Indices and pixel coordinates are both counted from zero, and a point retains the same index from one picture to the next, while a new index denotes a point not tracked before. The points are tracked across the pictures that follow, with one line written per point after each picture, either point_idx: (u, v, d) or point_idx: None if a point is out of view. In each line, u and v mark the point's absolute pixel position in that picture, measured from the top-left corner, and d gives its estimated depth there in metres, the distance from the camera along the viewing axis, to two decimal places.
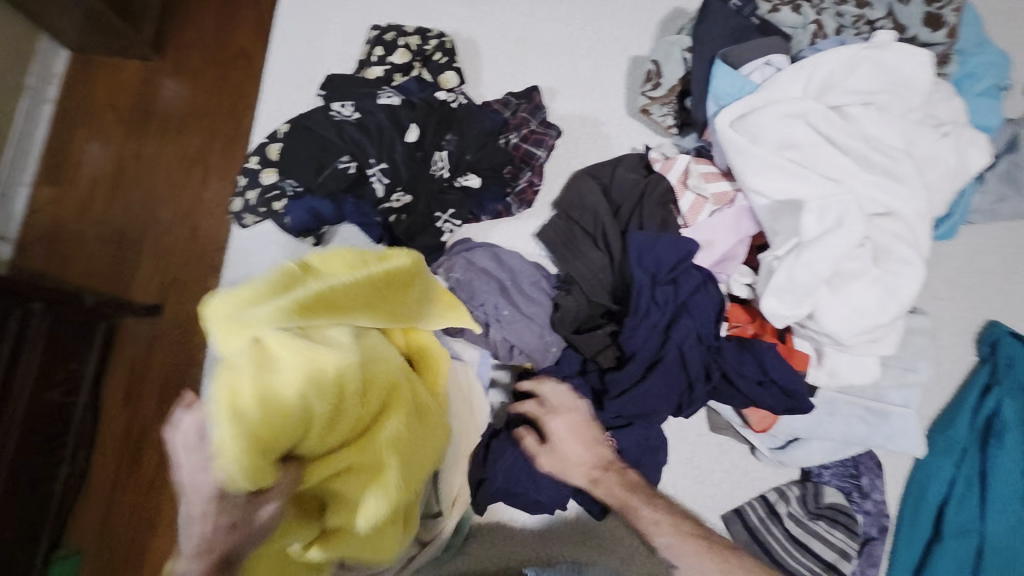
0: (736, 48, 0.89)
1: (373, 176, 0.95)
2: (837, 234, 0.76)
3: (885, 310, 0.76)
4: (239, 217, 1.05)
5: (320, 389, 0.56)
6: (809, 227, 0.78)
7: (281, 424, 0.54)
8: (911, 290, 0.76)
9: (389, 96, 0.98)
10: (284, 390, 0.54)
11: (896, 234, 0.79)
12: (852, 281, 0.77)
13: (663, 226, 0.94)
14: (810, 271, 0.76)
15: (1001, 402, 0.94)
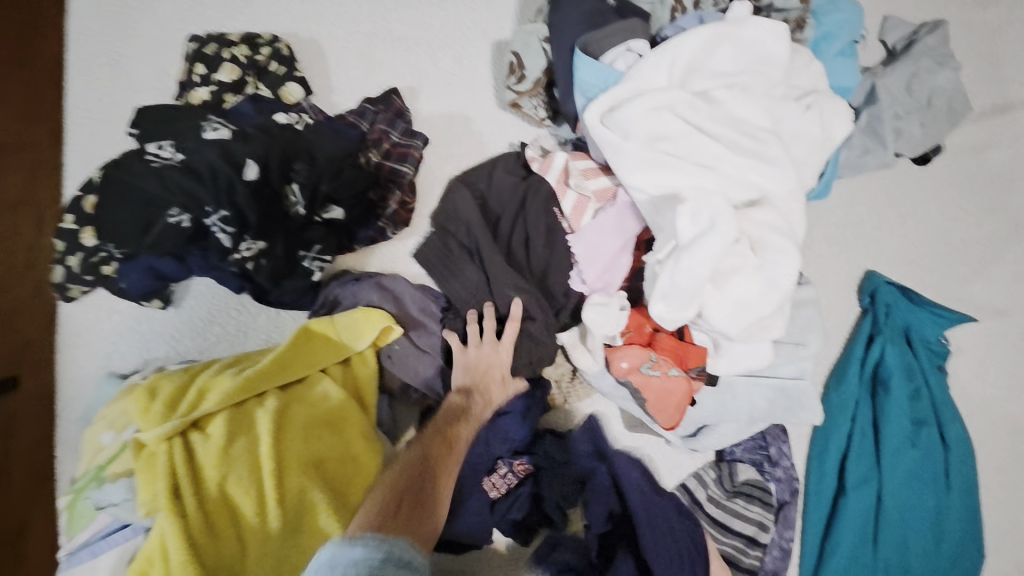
0: (595, 35, 0.83)
1: (214, 226, 0.81)
2: (715, 234, 0.71)
3: (767, 301, 0.76)
4: (61, 289, 0.87)
5: (232, 464, 0.69)
6: (683, 228, 0.73)
7: (211, 503, 0.67)
8: (790, 278, 0.75)
9: (216, 127, 0.83)
10: (203, 474, 0.68)
11: (770, 224, 0.77)
12: (734, 277, 0.75)
13: (550, 233, 0.90)
14: (692, 275, 0.73)
15: (884, 351, 1.00)
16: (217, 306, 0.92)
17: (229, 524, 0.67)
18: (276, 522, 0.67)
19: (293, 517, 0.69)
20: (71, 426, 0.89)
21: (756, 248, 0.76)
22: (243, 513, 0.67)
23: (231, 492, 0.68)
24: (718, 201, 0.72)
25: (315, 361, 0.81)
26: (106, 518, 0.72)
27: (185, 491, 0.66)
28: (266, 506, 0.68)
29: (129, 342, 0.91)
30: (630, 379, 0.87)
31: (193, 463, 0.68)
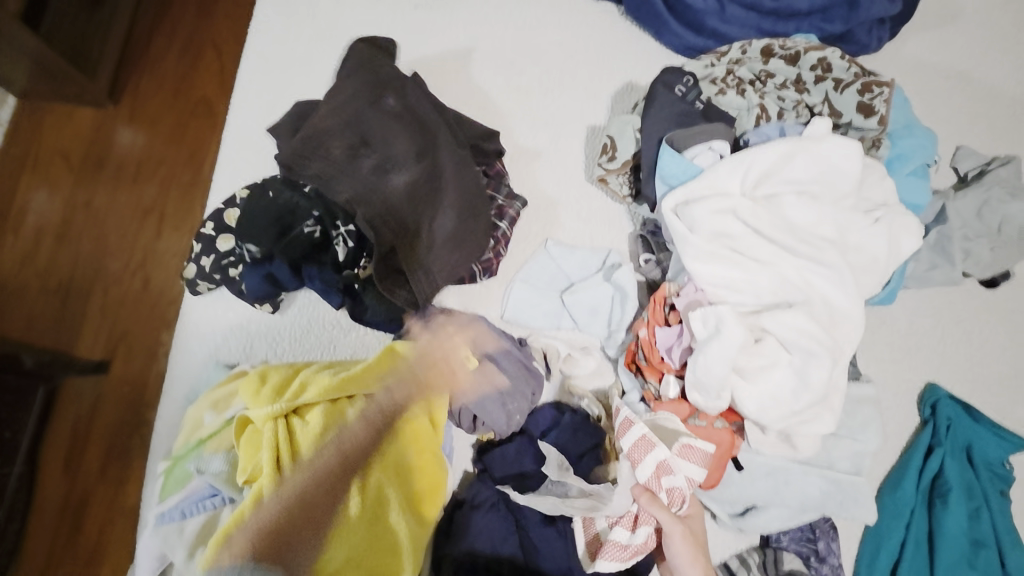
0: (681, 133, 0.94)
1: (339, 238, 0.97)
2: (722, 339, 0.80)
3: (799, 399, 0.81)
4: (192, 283, 1.01)
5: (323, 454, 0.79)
6: (697, 329, 0.82)
7: (303, 489, 0.76)
8: (820, 381, 0.80)
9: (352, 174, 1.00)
10: (303, 460, 0.78)
11: (802, 330, 0.81)
12: (762, 371, 0.82)
13: (623, 295, 1.02)
14: (713, 371, 0.82)
15: (943, 463, 0.99)
16: (317, 316, 1.02)
17: (316, 505, 0.77)
18: (355, 510, 0.78)
19: (370, 510, 0.79)
20: (171, 407, 0.97)
21: (786, 346, 0.82)
22: (328, 498, 0.77)
23: (316, 484, 0.77)
24: (723, 308, 0.81)
25: (392, 372, 0.88)
26: (202, 483, 0.81)
27: (285, 469, 0.76)
28: (349, 495, 0.79)
29: (237, 338, 1.00)
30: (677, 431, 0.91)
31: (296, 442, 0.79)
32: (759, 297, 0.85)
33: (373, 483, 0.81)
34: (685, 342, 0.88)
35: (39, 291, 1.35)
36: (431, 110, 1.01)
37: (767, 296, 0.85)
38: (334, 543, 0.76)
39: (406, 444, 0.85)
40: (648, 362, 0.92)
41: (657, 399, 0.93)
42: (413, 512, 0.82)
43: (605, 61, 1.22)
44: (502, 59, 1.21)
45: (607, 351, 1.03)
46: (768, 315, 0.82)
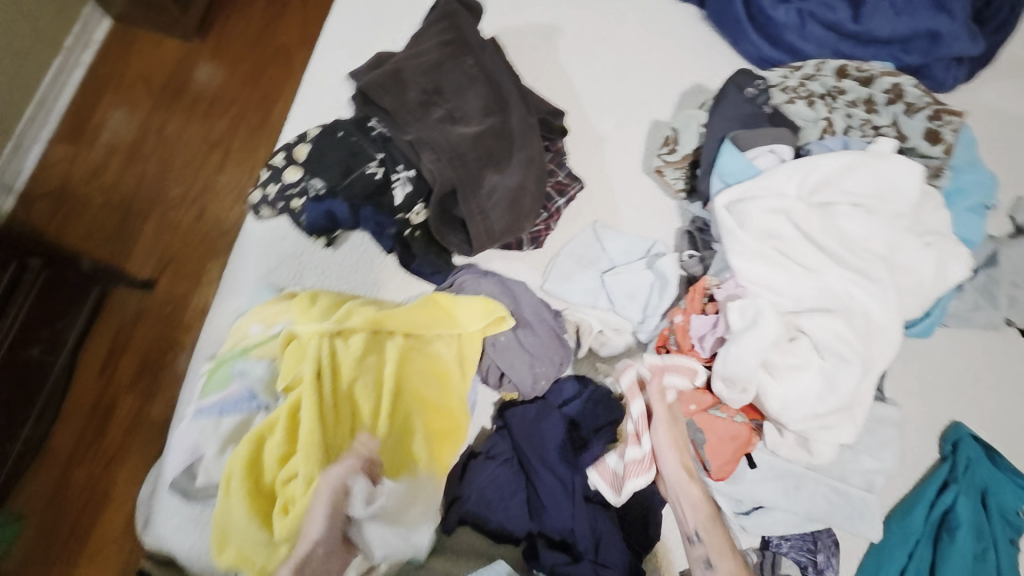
0: (745, 132, 0.95)
1: (397, 182, 1.00)
2: (757, 331, 0.83)
3: (823, 402, 0.83)
4: (255, 208, 1.05)
5: (361, 374, 0.82)
6: (733, 320, 0.85)
7: (339, 402, 0.80)
8: (848, 387, 0.82)
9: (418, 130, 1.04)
10: (342, 376, 0.81)
11: (836, 334, 0.83)
12: (790, 371, 0.84)
13: (663, 279, 1.05)
14: (741, 362, 0.84)
15: (956, 500, 0.99)
16: (366, 258, 1.07)
17: (348, 417, 0.81)
18: (384, 434, 0.81)
19: (392, 437, 0.83)
20: (217, 320, 1.01)
21: (819, 349, 0.84)
22: (360, 417, 0.81)
23: (351, 400, 0.82)
24: (763, 302, 0.84)
25: (433, 313, 0.92)
26: (238, 387, 0.86)
27: (325, 381, 0.79)
28: (379, 418, 0.82)
29: (288, 266, 1.05)
30: (695, 418, 0.93)
31: (338, 356, 0.82)
32: (799, 301, 0.86)
33: (398, 414, 0.84)
34: (719, 333, 0.90)
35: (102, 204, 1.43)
36: (508, 83, 1.04)
37: (807, 300, 0.86)
38: (356, 461, 0.79)
39: (435, 384, 0.88)
40: (678, 348, 0.95)
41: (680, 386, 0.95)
42: (431, 448, 0.85)
43: (679, 60, 1.24)
44: (580, 44, 1.24)
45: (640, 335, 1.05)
46: (807, 316, 0.85)
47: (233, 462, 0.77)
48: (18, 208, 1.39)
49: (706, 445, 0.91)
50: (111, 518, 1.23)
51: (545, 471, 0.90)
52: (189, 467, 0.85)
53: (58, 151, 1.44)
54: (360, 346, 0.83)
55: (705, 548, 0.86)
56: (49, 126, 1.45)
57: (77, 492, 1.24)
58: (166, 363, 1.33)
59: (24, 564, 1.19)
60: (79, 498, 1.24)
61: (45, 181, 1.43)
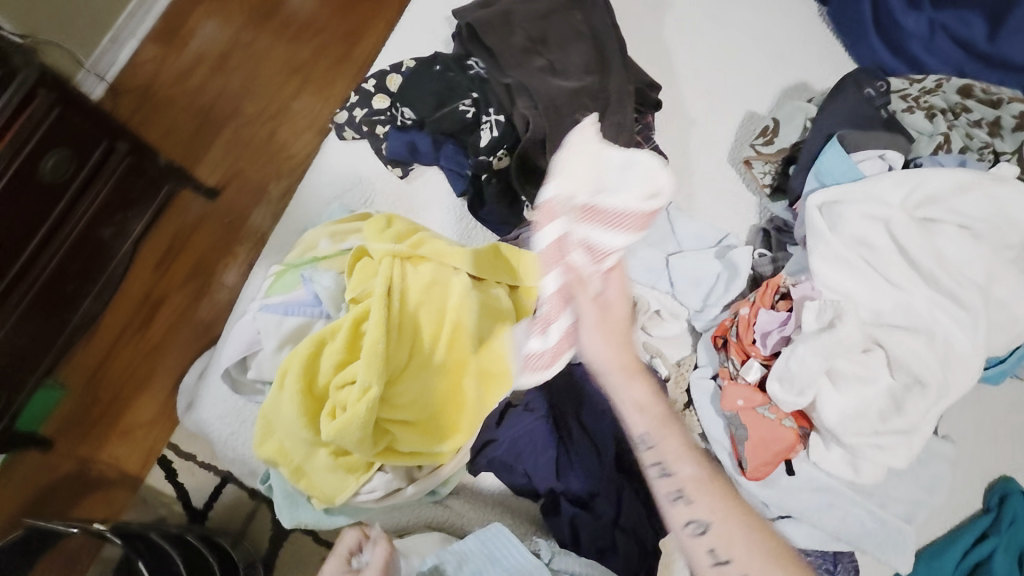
0: (855, 134, 0.93)
1: (486, 124, 0.99)
2: (832, 334, 0.80)
3: (886, 420, 0.81)
4: (340, 128, 1.07)
5: (427, 300, 0.84)
6: (809, 320, 0.83)
7: (401, 322, 0.82)
8: (915, 409, 0.79)
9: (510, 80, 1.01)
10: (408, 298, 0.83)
11: (914, 353, 0.81)
12: (856, 382, 0.81)
13: (733, 271, 1.01)
14: (808, 365, 0.81)
15: (993, 552, 0.95)
16: (437, 195, 1.06)
17: (409, 338, 0.82)
18: (440, 361, 0.82)
19: (446, 369, 0.83)
20: (287, 230, 1.04)
21: (893, 367, 0.81)
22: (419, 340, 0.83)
23: (414, 322, 0.83)
24: (845, 307, 0.82)
25: (503, 259, 0.91)
26: (303, 292, 0.88)
27: (391, 299, 0.81)
28: (438, 343, 0.83)
29: (362, 190, 1.06)
30: (741, 415, 0.90)
31: (409, 277, 0.84)
32: (880, 314, 0.84)
33: (455, 346, 0.83)
34: (787, 331, 0.87)
35: (182, 108, 1.46)
36: (613, 46, 1.02)
37: (887, 315, 0.84)
38: (409, 381, 0.82)
39: (496, 325, 0.87)
40: (737, 340, 0.92)
41: (731, 378, 0.92)
42: (482, 386, 0.85)
43: (788, 54, 1.18)
44: (688, 22, 1.20)
45: (694, 324, 1.03)
46: (887, 331, 0.82)
47: (290, 359, 0.79)
48: (106, 97, 1.43)
49: (747, 442, 0.89)
50: (145, 404, 1.28)
51: (579, 434, 0.90)
52: (244, 359, 0.89)
53: (149, 50, 1.48)
54: (428, 274, 0.84)
55: (711, 537, 0.68)
56: (147, 25, 1.48)
57: (118, 375, 1.30)
58: (216, 271, 1.37)
59: (60, 430, 1.26)
60: (120, 380, 1.29)
61: (134, 77, 1.46)
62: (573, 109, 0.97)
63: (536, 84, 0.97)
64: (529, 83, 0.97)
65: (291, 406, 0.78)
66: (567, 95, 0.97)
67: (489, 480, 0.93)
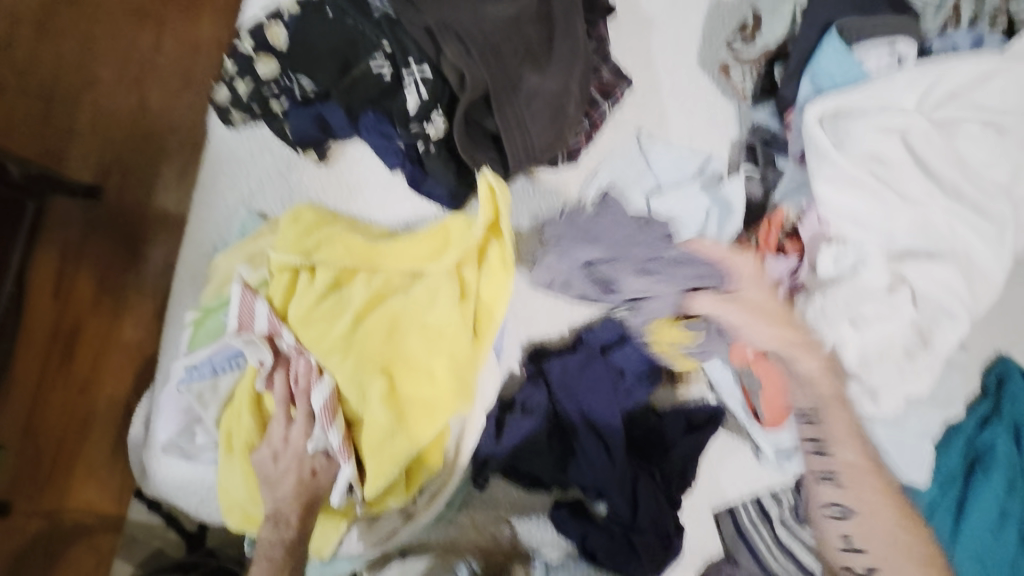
0: (857, 21, 0.78)
1: (410, 83, 0.77)
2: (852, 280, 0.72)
3: (913, 358, 0.74)
4: (224, 112, 0.84)
5: (331, 307, 0.76)
6: None
7: (314, 339, 0.74)
8: (943, 343, 0.73)
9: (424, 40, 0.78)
10: (305, 307, 0.75)
11: (944, 284, 0.73)
12: (876, 323, 0.74)
13: (726, 204, 0.89)
14: None
15: (998, 437, 0.97)
16: (368, 177, 0.88)
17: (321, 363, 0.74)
18: (342, 388, 0.73)
19: (348, 390, 0.73)
20: (195, 252, 0.84)
21: (917, 300, 0.73)
22: (331, 361, 0.74)
23: (328, 338, 0.74)
24: (870, 247, 0.75)
25: (431, 240, 0.79)
26: (226, 342, 0.72)
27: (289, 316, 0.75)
28: (343, 361, 0.73)
29: (276, 185, 0.86)
30: (752, 367, 0.84)
31: (310, 283, 0.77)
32: (895, 239, 0.76)
33: (353, 361, 0.73)
34: None
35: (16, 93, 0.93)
36: None
37: (902, 241, 0.76)
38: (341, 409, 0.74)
39: (426, 329, 0.75)
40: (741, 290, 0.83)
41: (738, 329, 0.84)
42: (403, 409, 0.73)
43: None
44: None
45: None
46: (913, 264, 0.74)
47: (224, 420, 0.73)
48: None
49: (762, 394, 0.85)
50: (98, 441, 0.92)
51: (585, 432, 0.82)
52: (187, 427, 0.76)
53: None
54: (325, 283, 0.77)
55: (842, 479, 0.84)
56: None
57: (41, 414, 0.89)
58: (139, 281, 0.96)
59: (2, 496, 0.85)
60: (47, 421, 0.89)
61: None
62: (520, 44, 0.77)
63: (466, 21, 0.75)
64: (453, 19, 0.75)
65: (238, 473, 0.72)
66: (506, 27, 0.76)
67: (500, 483, 0.87)
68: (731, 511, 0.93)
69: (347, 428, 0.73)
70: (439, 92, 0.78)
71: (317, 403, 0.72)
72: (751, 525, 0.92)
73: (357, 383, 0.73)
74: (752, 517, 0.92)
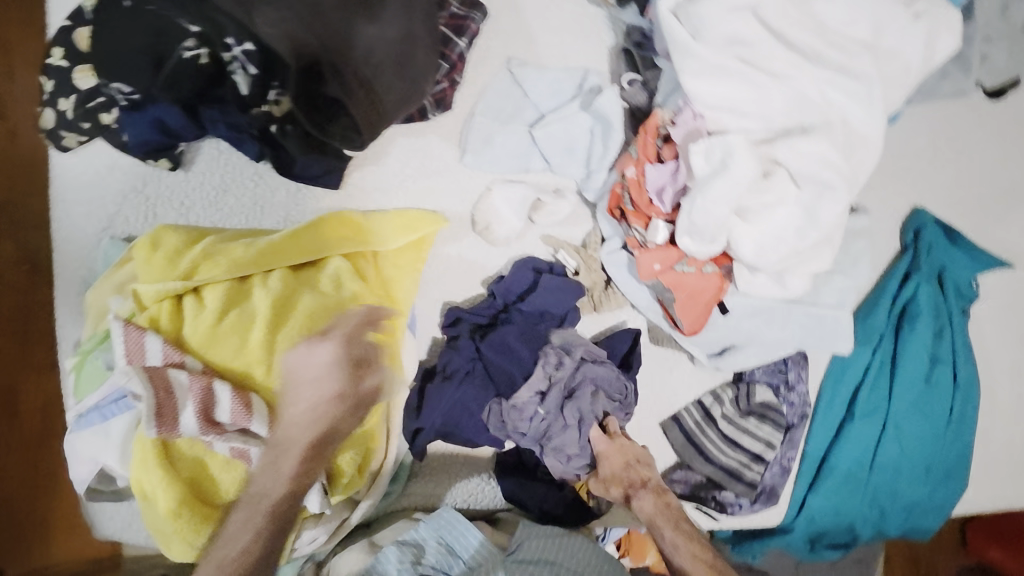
0: None
1: (235, 63, 0.72)
2: (728, 175, 0.69)
3: (804, 237, 0.74)
4: (53, 137, 0.76)
5: (237, 323, 0.66)
6: (697, 165, 0.71)
7: (229, 362, 0.65)
8: (830, 216, 0.73)
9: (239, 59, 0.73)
10: (205, 331, 0.65)
11: (819, 158, 0.72)
12: (763, 211, 0.73)
13: (604, 120, 0.87)
14: (709, 214, 0.72)
15: (918, 288, 0.99)
16: (229, 175, 0.83)
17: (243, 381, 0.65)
18: (277, 401, 0.66)
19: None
20: (69, 293, 0.80)
21: (796, 179, 0.72)
22: (256, 376, 0.65)
23: (243, 356, 0.65)
24: (733, 138, 0.70)
25: (329, 230, 0.77)
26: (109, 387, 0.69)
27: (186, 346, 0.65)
28: (273, 373, 0.66)
29: (134, 204, 0.81)
30: (661, 280, 0.83)
31: (202, 305, 0.67)
32: (771, 120, 0.73)
33: (284, 368, 0.66)
34: (681, 182, 0.76)
35: None
36: None
37: (778, 119, 0.73)
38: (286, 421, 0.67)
39: None
40: (634, 207, 0.81)
41: (640, 247, 0.82)
42: None
43: None
44: None
45: (585, 195, 0.90)
46: (785, 145, 0.72)
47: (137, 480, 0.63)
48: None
49: (676, 303, 0.84)
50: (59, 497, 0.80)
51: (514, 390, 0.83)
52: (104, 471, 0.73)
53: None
54: (218, 300, 0.67)
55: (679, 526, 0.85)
56: None
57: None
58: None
59: None
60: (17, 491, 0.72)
61: None
62: None
63: None
64: None
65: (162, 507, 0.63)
66: None
67: (440, 447, 0.88)
68: (675, 419, 0.94)
69: None
70: (272, 66, 0.73)
71: (224, 416, 0.62)
72: (697, 428, 0.95)
73: None
74: (697, 420, 0.95)
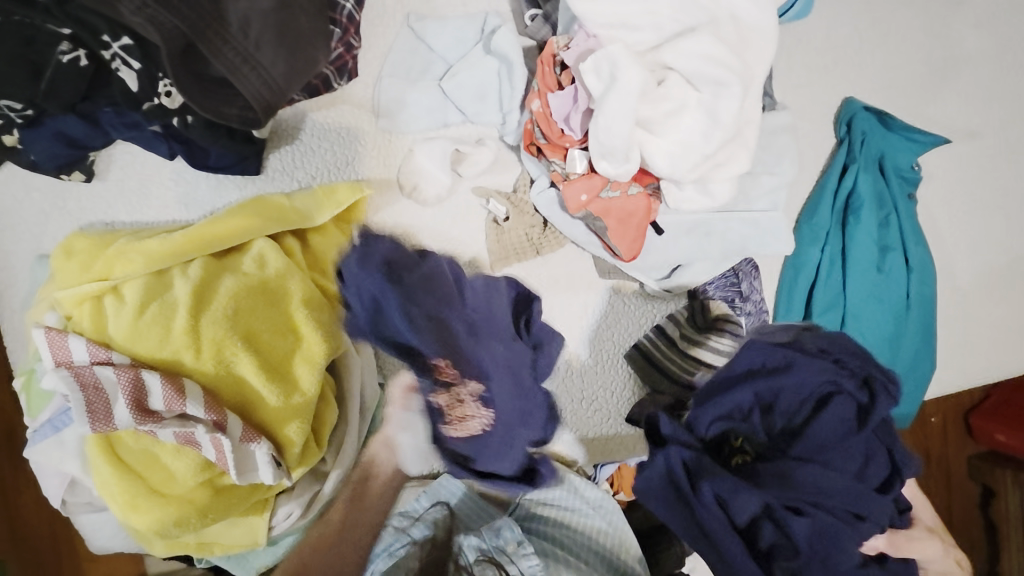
0: None
1: (115, 60, 0.70)
2: (620, 89, 0.69)
3: (711, 139, 0.74)
4: None
5: (159, 314, 0.68)
6: (591, 86, 0.71)
7: (156, 352, 0.68)
8: (730, 113, 0.73)
9: (116, 58, 0.69)
10: (127, 325, 0.68)
11: (713, 57, 0.72)
12: (669, 119, 0.73)
13: (506, 59, 0.86)
14: (612, 132, 0.71)
15: (857, 179, 0.98)
16: (145, 176, 0.83)
17: (176, 368, 0.68)
18: (213, 382, 0.69)
19: (217, 384, 0.69)
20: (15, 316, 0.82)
21: (691, 82, 0.73)
22: (185, 360, 0.68)
23: (169, 345, 0.68)
24: (616, 49, 0.69)
25: (244, 213, 0.76)
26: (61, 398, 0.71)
27: (114, 343, 0.68)
28: (202, 356, 0.68)
29: (59, 221, 0.81)
30: (590, 210, 0.83)
31: (124, 301, 0.69)
32: (662, 26, 0.74)
33: (211, 351, 0.68)
34: (583, 106, 0.77)
35: None
36: None
37: (669, 25, 0.74)
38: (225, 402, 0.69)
39: (278, 292, 0.74)
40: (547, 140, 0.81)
41: (565, 180, 0.82)
42: (291, 372, 0.72)
43: None
44: None
45: (506, 140, 0.90)
46: (669, 49, 0.73)
47: (98, 479, 0.66)
48: None
49: (608, 231, 0.84)
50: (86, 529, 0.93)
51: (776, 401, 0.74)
52: (75, 482, 0.74)
53: None
54: (137, 295, 0.69)
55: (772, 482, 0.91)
56: None
57: None
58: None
59: None
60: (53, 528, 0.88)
61: None
62: None
63: None
64: None
65: (116, 494, 0.66)
66: None
67: None
68: (636, 347, 0.93)
69: (243, 416, 0.70)
70: (153, 58, 0.70)
71: (158, 404, 0.65)
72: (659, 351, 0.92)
73: (226, 371, 0.69)
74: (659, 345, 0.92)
